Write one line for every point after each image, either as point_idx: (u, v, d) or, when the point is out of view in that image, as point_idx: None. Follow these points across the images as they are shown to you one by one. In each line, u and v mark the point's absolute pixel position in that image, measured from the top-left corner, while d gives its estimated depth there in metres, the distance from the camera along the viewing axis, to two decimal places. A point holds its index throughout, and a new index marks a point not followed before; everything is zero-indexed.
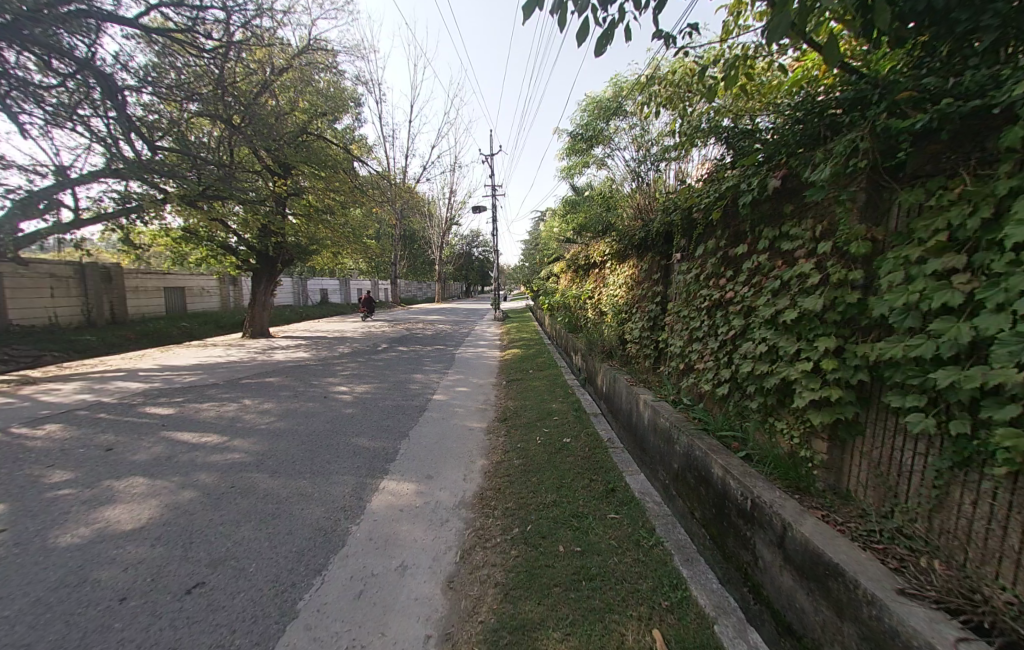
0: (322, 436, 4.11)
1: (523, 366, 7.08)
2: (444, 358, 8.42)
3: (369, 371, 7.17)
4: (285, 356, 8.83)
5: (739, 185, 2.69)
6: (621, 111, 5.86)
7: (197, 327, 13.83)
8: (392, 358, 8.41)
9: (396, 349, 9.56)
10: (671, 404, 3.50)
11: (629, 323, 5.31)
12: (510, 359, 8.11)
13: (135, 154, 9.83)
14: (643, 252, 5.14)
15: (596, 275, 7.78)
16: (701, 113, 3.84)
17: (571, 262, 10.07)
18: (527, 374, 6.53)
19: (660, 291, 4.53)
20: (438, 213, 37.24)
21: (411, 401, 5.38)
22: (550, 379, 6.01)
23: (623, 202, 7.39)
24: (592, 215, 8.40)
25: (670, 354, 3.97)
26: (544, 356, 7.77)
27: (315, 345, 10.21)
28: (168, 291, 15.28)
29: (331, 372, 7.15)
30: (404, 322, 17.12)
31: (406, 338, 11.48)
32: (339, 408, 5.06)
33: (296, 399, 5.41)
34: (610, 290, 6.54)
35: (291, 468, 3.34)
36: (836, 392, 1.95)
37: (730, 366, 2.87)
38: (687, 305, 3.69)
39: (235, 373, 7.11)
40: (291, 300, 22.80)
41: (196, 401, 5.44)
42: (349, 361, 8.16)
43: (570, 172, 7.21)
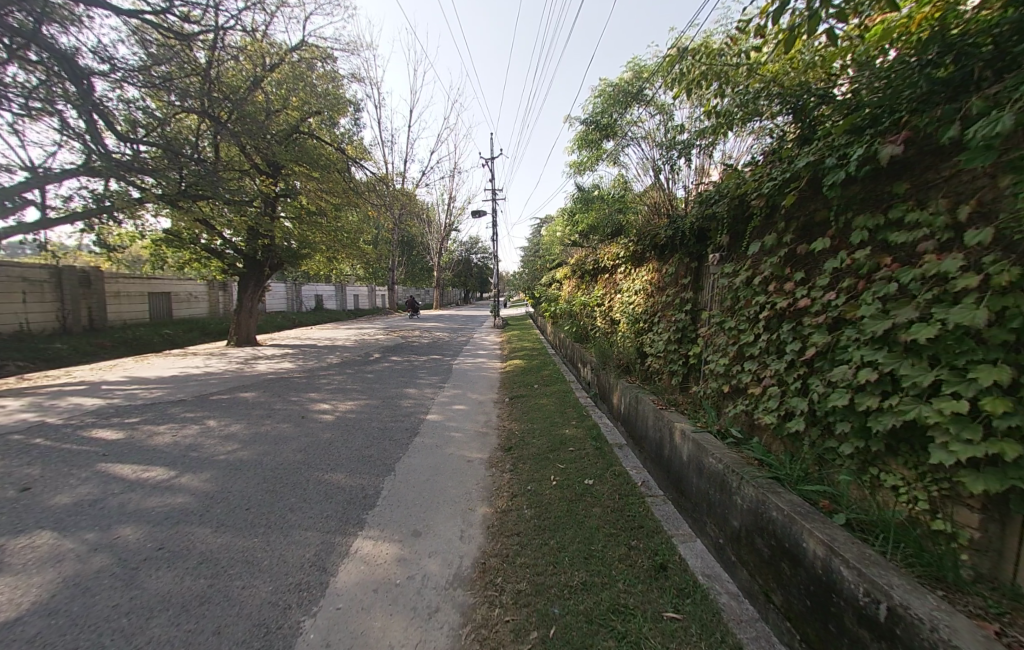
0: (289, 469, 3.41)
1: (527, 380, 6.38)
2: (440, 371, 7.72)
3: (356, 385, 6.47)
4: (268, 367, 8.12)
5: (823, 161, 2.07)
6: (639, 99, 5.30)
7: (181, 334, 13.12)
8: (383, 370, 7.72)
9: (388, 360, 8.86)
10: (717, 438, 2.84)
11: (650, 333, 4.67)
12: (512, 371, 7.42)
13: (113, 151, 9.21)
14: (667, 254, 4.49)
15: (607, 280, 7.16)
16: (744, 88, 3.27)
17: (576, 267, 9.43)
18: (532, 389, 5.85)
19: (690, 298, 3.90)
20: (437, 218, 36.74)
21: (401, 421, 4.70)
22: (558, 394, 5.31)
23: (636, 201, 6.82)
24: (602, 217, 7.81)
25: (709, 373, 3.32)
26: (549, 369, 7.09)
27: (302, 354, 9.52)
28: (152, 297, 14.59)
29: (314, 386, 6.46)
30: (400, 329, 16.43)
31: (400, 347, 10.78)
32: (317, 431, 4.37)
33: (270, 420, 4.72)
34: (624, 295, 5.91)
35: (243, 518, 2.63)
36: (1018, 451, 1.26)
37: (806, 395, 2.22)
38: (733, 315, 3.03)
39: (208, 387, 6.41)
40: (283, 305, 22.07)
41: (154, 422, 4.73)
42: (336, 373, 7.46)
43: (581, 170, 6.64)
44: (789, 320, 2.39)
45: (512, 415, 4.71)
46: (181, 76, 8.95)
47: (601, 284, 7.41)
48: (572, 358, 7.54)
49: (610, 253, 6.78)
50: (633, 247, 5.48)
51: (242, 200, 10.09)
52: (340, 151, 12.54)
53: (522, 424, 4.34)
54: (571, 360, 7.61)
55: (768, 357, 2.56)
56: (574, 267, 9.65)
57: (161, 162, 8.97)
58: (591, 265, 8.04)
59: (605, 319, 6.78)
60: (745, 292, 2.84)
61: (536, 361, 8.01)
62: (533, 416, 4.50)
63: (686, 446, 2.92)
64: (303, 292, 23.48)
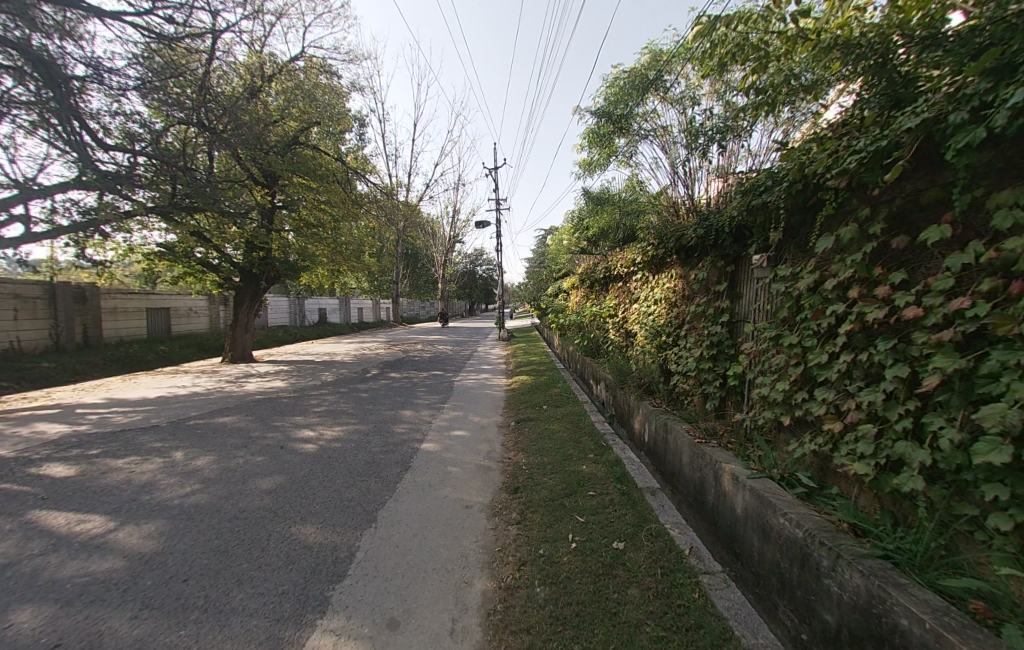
0: (252, 519, 2.83)
1: (537, 399, 5.78)
2: (441, 389, 7.14)
3: (347, 407, 5.89)
4: (258, 387, 7.61)
5: (941, 119, 1.51)
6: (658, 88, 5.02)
7: (177, 351, 12.73)
8: (380, 388, 7.16)
9: (386, 377, 8.30)
10: (782, 486, 2.21)
11: (675, 348, 4.08)
12: (519, 389, 6.79)
13: (107, 164, 8.98)
14: (695, 258, 3.93)
15: (620, 288, 6.60)
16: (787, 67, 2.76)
17: (585, 276, 8.88)
18: (541, 409, 5.25)
19: (726, 307, 3.33)
20: (441, 230, 36.63)
21: (392, 451, 4.12)
22: (573, 415, 4.69)
23: (651, 204, 6.30)
24: (615, 221, 7.32)
25: (760, 398, 2.72)
26: (561, 386, 6.48)
27: (296, 371, 9.03)
28: (151, 313, 14.31)
29: (301, 408, 5.91)
30: (402, 343, 15.90)
31: (400, 363, 10.22)
32: (297, 464, 3.81)
33: (244, 451, 4.17)
34: (641, 305, 5.33)
35: (176, 595, 2.05)
36: None
37: (924, 441, 1.60)
38: (793, 328, 2.44)
39: (188, 410, 5.89)
40: (286, 319, 21.73)
41: (116, 454, 4.19)
42: (328, 392, 6.91)
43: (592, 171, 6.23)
44: (891, 336, 1.79)
45: (519, 443, 4.10)
46: (178, 86, 8.76)
47: (614, 294, 6.83)
48: (585, 376, 6.92)
49: (624, 259, 6.24)
50: (651, 252, 4.93)
51: (237, 210, 9.77)
52: (340, 161, 12.27)
53: (530, 454, 3.73)
54: (584, 377, 6.98)
55: (854, 384, 1.95)
56: (582, 276, 9.10)
57: (157, 175, 8.73)
58: (602, 274, 7.47)
59: (621, 334, 6.17)
60: (812, 299, 2.25)
61: (545, 377, 7.38)
62: (543, 445, 3.88)
63: (740, 495, 2.31)
64: (306, 305, 23.24)
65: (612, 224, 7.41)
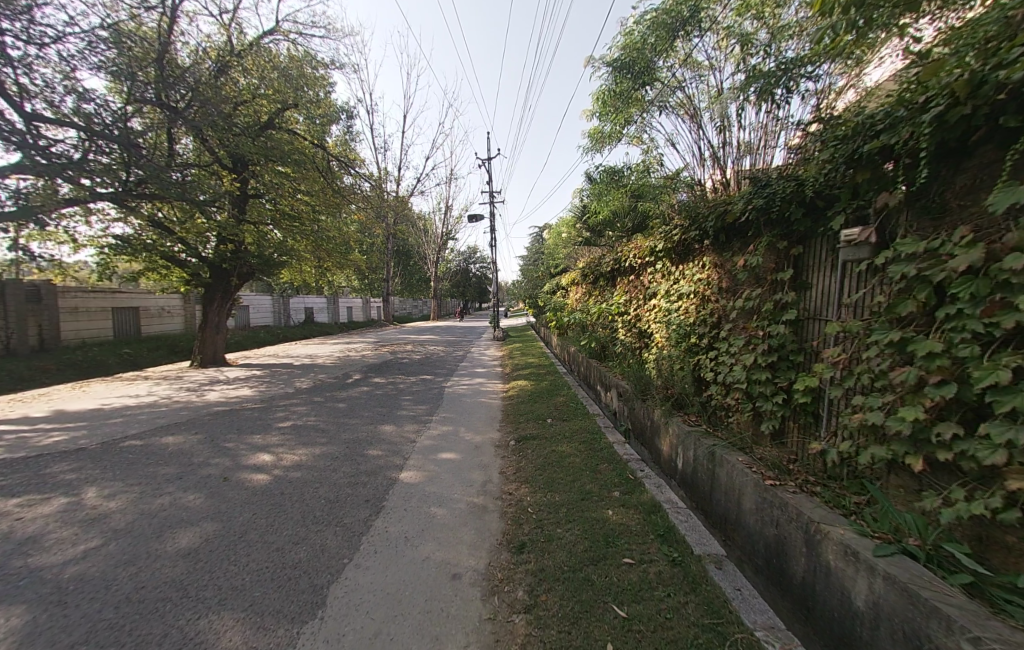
0: (147, 605, 1.97)
1: (540, 411, 4.97)
2: (429, 397, 6.29)
3: (317, 423, 5.02)
4: (221, 396, 6.70)
5: None
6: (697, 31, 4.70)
7: (144, 355, 11.69)
8: (359, 398, 6.30)
9: (368, 383, 7.44)
10: (937, 575, 1.41)
11: (714, 352, 3.31)
12: (518, 397, 5.99)
13: (55, 147, 8.00)
14: (740, 241, 3.16)
15: (631, 282, 5.84)
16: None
17: (588, 270, 8.10)
18: (544, 423, 4.46)
19: (791, 299, 2.56)
20: (433, 227, 35.59)
21: (361, 484, 3.27)
22: (584, 433, 3.90)
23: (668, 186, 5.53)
24: (624, 209, 6.56)
25: (863, 425, 1.94)
26: (566, 394, 5.71)
27: (269, 377, 8.13)
28: (117, 313, 13.23)
29: (263, 424, 5.04)
30: (391, 344, 14.99)
31: (386, 366, 9.36)
32: (237, 506, 2.96)
33: (176, 487, 3.31)
34: (661, 300, 4.56)
35: None
36: None
37: None
38: (932, 331, 1.65)
39: (128, 428, 4.98)
40: (269, 319, 20.71)
41: (12, 492, 3.30)
42: (299, 403, 6.04)
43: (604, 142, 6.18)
44: None
45: (522, 472, 3.28)
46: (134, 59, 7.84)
47: (625, 290, 6.06)
48: (593, 382, 6.15)
49: (637, 249, 5.48)
50: (677, 238, 4.16)
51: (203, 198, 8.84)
52: (319, 147, 11.29)
53: (536, 490, 2.92)
54: (591, 384, 6.20)
55: None
56: (586, 271, 8.32)
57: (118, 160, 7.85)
58: (609, 267, 6.70)
59: (636, 335, 5.41)
60: (976, 285, 1.46)
61: (547, 382, 6.60)
62: (552, 476, 3.08)
63: (861, 581, 1.52)
64: (291, 304, 22.21)
65: (621, 211, 6.64)
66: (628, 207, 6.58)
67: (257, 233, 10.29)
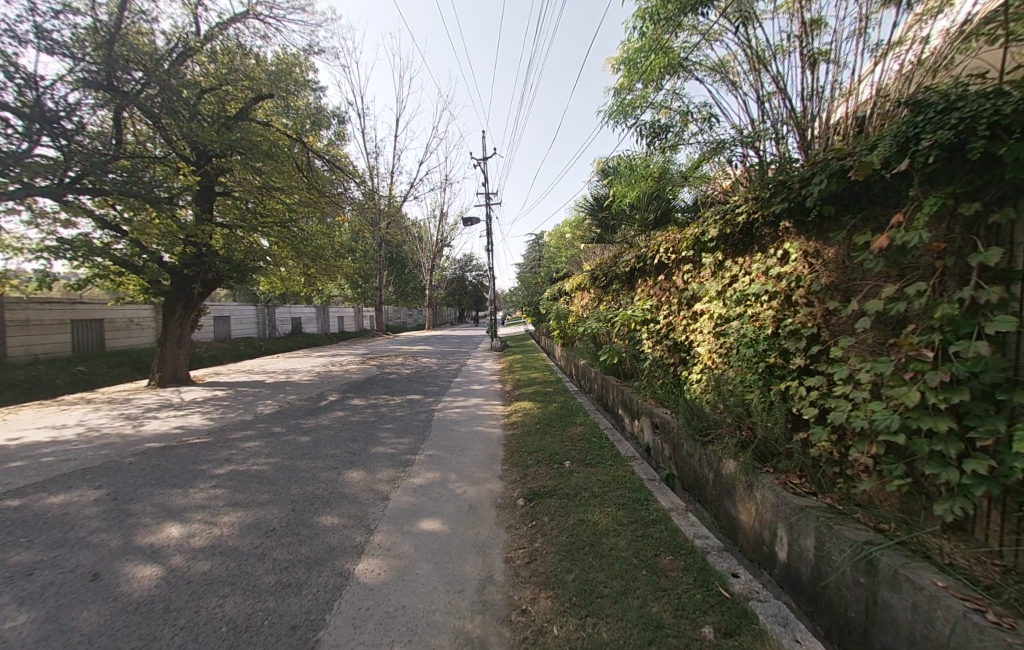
0: None
1: (553, 447, 3.87)
2: (414, 426, 5.13)
3: (264, 470, 3.85)
4: (163, 426, 5.52)
5: None
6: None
7: (101, 373, 10.45)
8: (328, 427, 5.13)
9: (344, 407, 6.27)
10: None
11: (818, 379, 2.25)
12: (522, 425, 4.88)
13: None
14: (860, 216, 2.13)
15: (660, 284, 4.82)
16: None
17: (599, 272, 7.11)
18: (561, 468, 3.36)
19: (997, 298, 1.51)
20: (428, 233, 34.59)
21: (294, 588, 2.12)
22: (622, 491, 2.79)
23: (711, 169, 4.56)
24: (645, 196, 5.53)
25: None
26: (583, 421, 4.63)
27: (231, 400, 6.95)
28: (77, 325, 12.01)
29: (196, 470, 3.88)
30: (379, 356, 13.84)
31: (369, 384, 8.19)
32: (80, 641, 1.79)
33: (8, 597, 2.13)
34: (709, 305, 3.53)
35: None
36: None
37: None
38: None
39: (16, 479, 3.79)
40: (252, 330, 19.48)
41: None
42: (253, 437, 4.87)
43: (627, 114, 5.19)
44: None
45: (539, 566, 2.15)
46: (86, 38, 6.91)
47: (651, 293, 5.05)
48: (612, 406, 5.10)
49: (669, 243, 4.47)
50: (738, 221, 3.14)
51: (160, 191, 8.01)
52: (299, 143, 10.21)
53: (567, 612, 1.77)
54: (611, 408, 5.14)
55: None
56: (596, 273, 7.27)
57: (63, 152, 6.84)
58: (627, 267, 5.67)
59: (669, 349, 4.37)
60: None
61: (556, 404, 5.52)
62: (589, 580, 1.95)
63: None
64: (276, 314, 21.09)
65: (644, 201, 5.63)
66: (653, 196, 5.56)
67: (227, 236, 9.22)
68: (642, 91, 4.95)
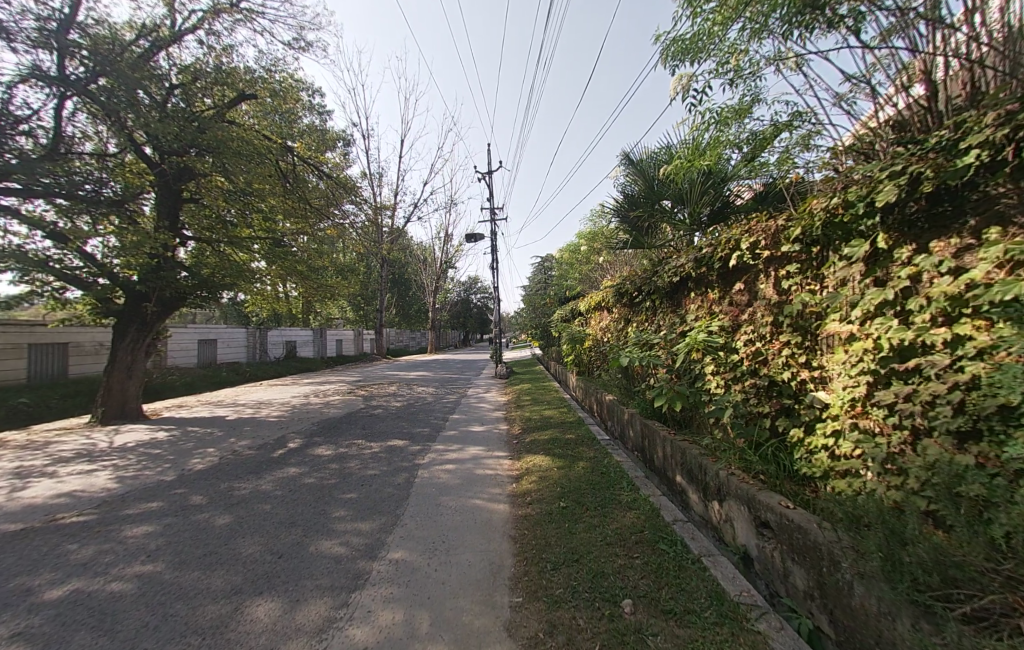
0: None
1: (596, 560, 2.31)
2: (385, 498, 3.59)
3: (122, 593, 2.34)
4: (51, 490, 4.07)
5: None
6: None
7: (48, 406, 9.08)
8: (264, 499, 3.63)
9: (302, 461, 4.77)
10: None
11: None
12: (539, 502, 3.30)
13: None
14: None
15: (735, 298, 3.46)
16: None
17: (630, 285, 5.77)
18: (619, 616, 1.84)
19: None
20: (432, 255, 33.85)
21: None
22: None
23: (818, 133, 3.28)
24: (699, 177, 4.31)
25: None
26: (632, 495, 3.09)
27: (166, 447, 5.50)
28: (37, 350, 10.83)
29: (17, 589, 2.40)
30: (371, 384, 12.39)
31: (346, 423, 6.69)
32: None
33: None
34: (860, 326, 2.13)
35: None
36: None
37: None
38: None
39: None
40: (241, 354, 18.29)
41: None
42: (152, 517, 3.38)
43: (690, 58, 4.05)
44: None
45: None
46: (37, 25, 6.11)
47: (719, 310, 3.64)
48: (667, 468, 3.62)
49: (752, 235, 3.07)
50: (951, 169, 1.68)
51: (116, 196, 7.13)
52: (284, 149, 9.29)
53: None
54: (665, 471, 3.67)
55: None
56: (627, 287, 5.91)
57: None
58: (675, 274, 4.28)
59: (761, 391, 2.93)
60: None
61: (585, 459, 3.99)
62: None
63: None
64: (269, 337, 19.97)
65: (697, 190, 4.37)
66: (709, 181, 4.31)
67: (217, 258, 8.64)
68: (710, 33, 3.78)
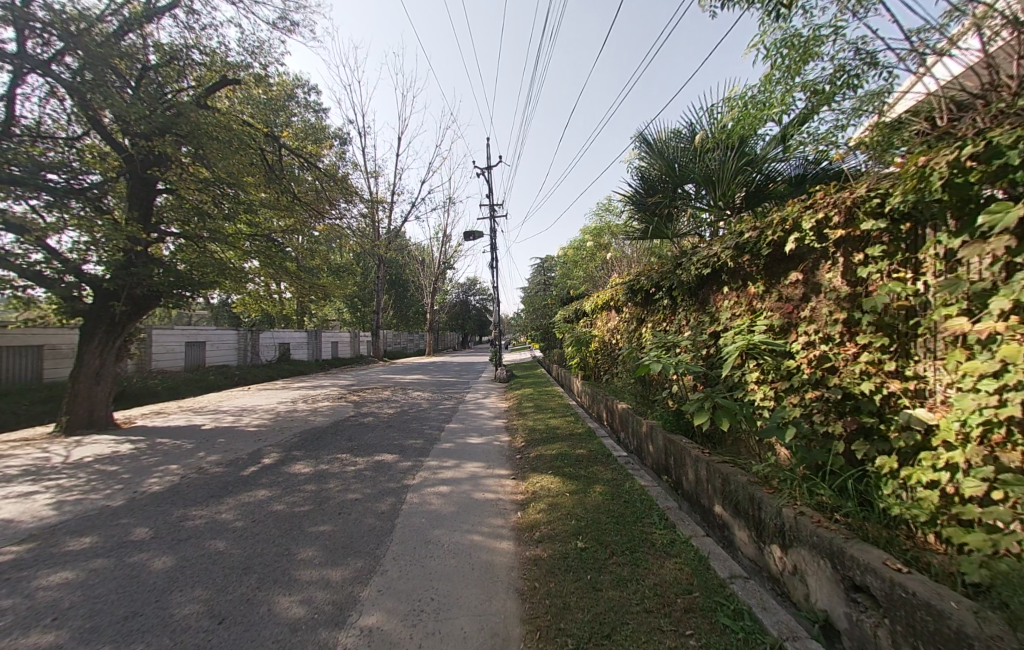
0: None
1: (634, 638, 1.68)
2: (365, 534, 2.97)
3: None
4: None
5: None
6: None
7: (13, 414, 8.41)
8: (219, 535, 3.00)
9: (275, 481, 4.15)
10: None
11: None
12: (551, 539, 2.69)
13: None
14: None
15: (784, 293, 2.88)
16: None
17: (645, 280, 5.21)
18: None
19: None
20: (430, 256, 33.27)
21: None
22: None
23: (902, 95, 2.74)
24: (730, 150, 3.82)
25: None
26: (665, 534, 2.49)
27: (125, 463, 4.87)
28: (8, 353, 10.18)
29: None
30: (365, 389, 11.79)
31: (331, 433, 6.07)
32: None
33: None
34: (998, 321, 1.51)
35: None
36: None
37: None
38: None
39: None
40: (231, 357, 17.65)
41: None
42: (78, 559, 2.75)
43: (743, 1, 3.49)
44: None
45: None
46: None
47: (764, 307, 3.05)
48: (703, 497, 3.04)
49: (813, 211, 2.46)
50: None
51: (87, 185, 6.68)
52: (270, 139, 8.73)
53: None
54: (700, 498, 3.09)
55: None
56: (641, 283, 5.34)
57: None
58: (704, 266, 3.70)
59: (829, 407, 2.35)
60: None
61: (601, 482, 3.40)
62: None
63: None
64: (261, 339, 19.34)
65: (729, 170, 3.78)
66: (744, 161, 3.77)
67: (198, 255, 8.06)
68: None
